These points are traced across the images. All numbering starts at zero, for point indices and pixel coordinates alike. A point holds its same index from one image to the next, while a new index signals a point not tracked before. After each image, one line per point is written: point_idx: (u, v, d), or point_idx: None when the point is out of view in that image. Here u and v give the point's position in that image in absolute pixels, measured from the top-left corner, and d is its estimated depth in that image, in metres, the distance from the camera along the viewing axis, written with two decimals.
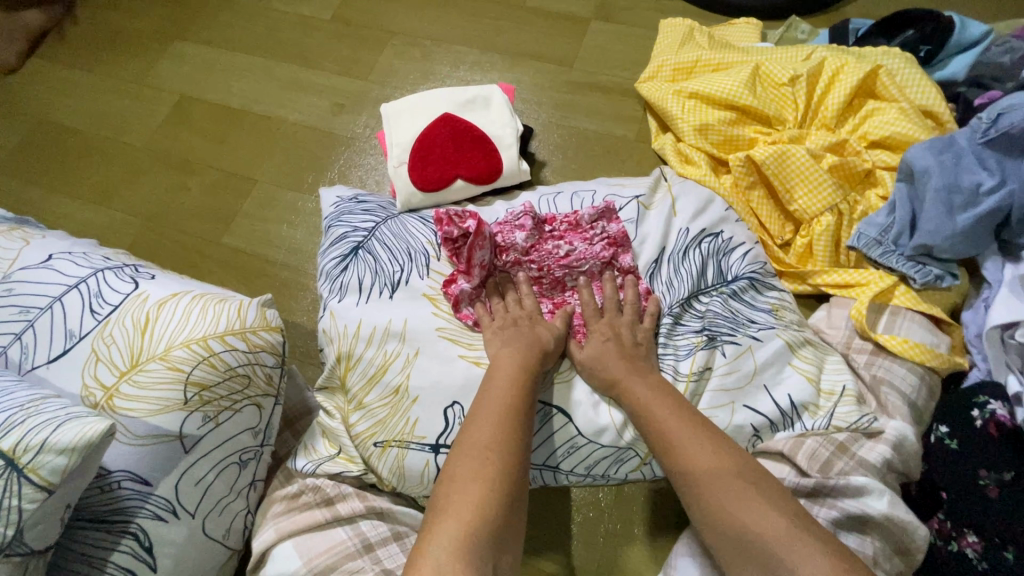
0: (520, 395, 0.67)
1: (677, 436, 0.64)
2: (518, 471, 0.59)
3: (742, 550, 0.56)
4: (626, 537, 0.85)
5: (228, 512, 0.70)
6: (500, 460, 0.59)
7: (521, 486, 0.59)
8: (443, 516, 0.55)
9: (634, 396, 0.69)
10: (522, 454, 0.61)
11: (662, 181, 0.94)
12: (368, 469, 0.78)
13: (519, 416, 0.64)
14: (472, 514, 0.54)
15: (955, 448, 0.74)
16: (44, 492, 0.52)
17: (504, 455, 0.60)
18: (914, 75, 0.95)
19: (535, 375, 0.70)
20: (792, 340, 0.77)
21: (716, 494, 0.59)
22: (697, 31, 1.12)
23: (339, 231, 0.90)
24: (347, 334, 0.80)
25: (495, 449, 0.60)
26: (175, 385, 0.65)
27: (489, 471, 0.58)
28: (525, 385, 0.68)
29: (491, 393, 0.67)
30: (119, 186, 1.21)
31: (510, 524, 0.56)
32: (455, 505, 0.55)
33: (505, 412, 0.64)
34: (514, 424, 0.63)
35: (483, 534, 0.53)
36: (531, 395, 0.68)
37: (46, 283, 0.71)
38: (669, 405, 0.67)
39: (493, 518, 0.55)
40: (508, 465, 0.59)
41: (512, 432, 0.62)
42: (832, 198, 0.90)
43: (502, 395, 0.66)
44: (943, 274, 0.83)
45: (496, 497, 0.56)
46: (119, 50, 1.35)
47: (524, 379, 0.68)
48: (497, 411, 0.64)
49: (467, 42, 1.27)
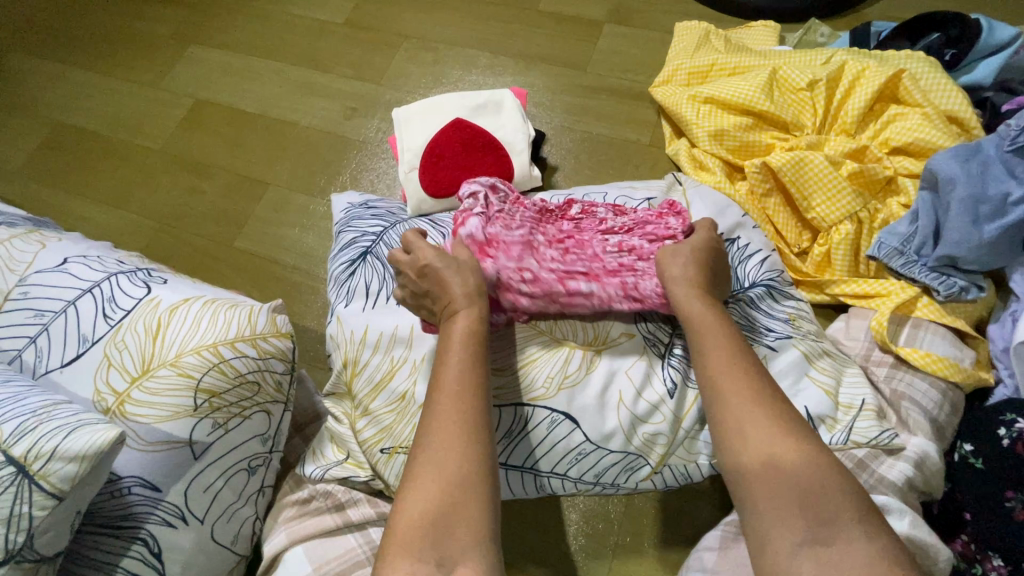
0: (466, 370, 0.62)
1: (734, 379, 0.60)
2: (455, 452, 0.56)
3: (789, 502, 0.52)
4: (636, 550, 0.84)
5: (237, 518, 0.70)
6: (434, 452, 0.57)
7: (466, 463, 0.56)
8: (395, 521, 0.55)
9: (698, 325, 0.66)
10: (466, 431, 0.58)
11: (676, 186, 0.92)
12: (375, 475, 0.77)
13: (465, 397, 0.60)
14: (416, 514, 0.54)
15: (981, 466, 0.70)
16: (55, 499, 0.52)
17: (437, 443, 0.57)
18: (939, 79, 0.92)
19: (477, 339, 0.65)
20: (810, 352, 0.74)
21: (768, 439, 0.56)
22: (712, 35, 1.11)
23: (349, 236, 0.90)
24: (353, 340, 0.80)
25: (431, 438, 0.58)
26: (186, 392, 0.65)
27: (428, 467, 0.56)
28: (472, 359, 0.63)
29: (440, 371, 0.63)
30: (134, 188, 1.22)
31: (458, 516, 0.53)
32: (402, 509, 0.55)
33: (442, 391, 0.61)
34: (458, 406, 0.59)
35: (422, 535, 0.53)
36: (476, 364, 0.63)
37: (61, 288, 0.72)
38: (731, 347, 0.63)
39: (437, 515, 0.53)
40: (452, 453, 0.56)
41: (453, 413, 0.59)
42: (851, 206, 0.88)
43: (449, 373, 0.62)
44: (969, 286, 0.81)
45: (436, 493, 0.54)
46: (136, 54, 1.36)
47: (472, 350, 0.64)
48: (441, 397, 0.60)
49: (480, 46, 1.26)
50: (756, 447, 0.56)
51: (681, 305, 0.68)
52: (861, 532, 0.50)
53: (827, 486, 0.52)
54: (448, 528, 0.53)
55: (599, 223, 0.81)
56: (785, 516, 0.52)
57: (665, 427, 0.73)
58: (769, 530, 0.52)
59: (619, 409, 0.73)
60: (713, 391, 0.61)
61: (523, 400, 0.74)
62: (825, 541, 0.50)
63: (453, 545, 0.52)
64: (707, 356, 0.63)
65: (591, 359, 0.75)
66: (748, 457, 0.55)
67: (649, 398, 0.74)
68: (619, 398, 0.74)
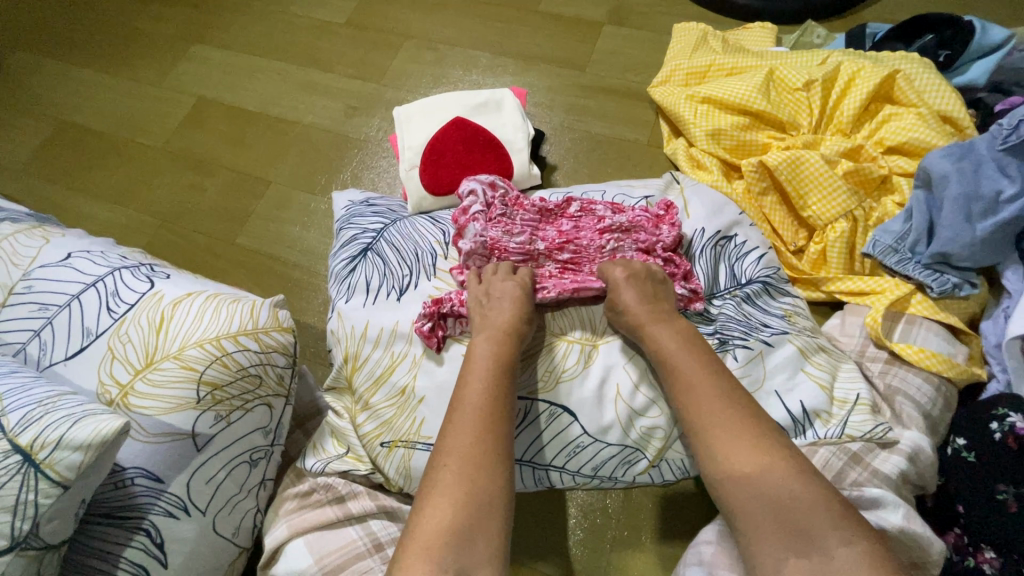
0: (493, 387, 0.65)
1: (714, 400, 0.62)
2: (485, 469, 0.58)
3: (767, 520, 0.54)
4: (634, 544, 0.85)
5: (238, 511, 0.71)
6: (463, 465, 0.58)
7: (495, 481, 0.58)
8: (413, 528, 0.55)
9: (664, 353, 0.68)
10: (496, 449, 0.60)
11: (674, 184, 0.93)
12: (375, 469, 0.78)
13: (494, 415, 0.62)
14: (437, 523, 0.55)
15: (974, 461, 0.71)
16: (60, 487, 0.52)
17: (468, 457, 0.59)
18: (933, 80, 0.93)
19: (512, 364, 0.69)
20: (805, 347, 0.75)
21: (746, 458, 0.57)
22: (710, 36, 1.12)
23: (350, 232, 0.91)
24: (354, 335, 0.81)
25: (461, 451, 0.59)
26: (188, 385, 0.66)
27: (455, 478, 0.57)
28: (499, 377, 0.66)
29: (465, 387, 0.66)
30: (136, 186, 1.23)
31: (481, 528, 0.55)
32: (422, 517, 0.56)
33: (473, 407, 0.63)
34: (484, 421, 0.62)
35: (445, 543, 0.53)
36: (508, 388, 0.66)
37: (65, 282, 0.72)
38: (707, 367, 0.65)
39: (460, 525, 0.55)
40: (478, 465, 0.58)
41: (485, 428, 0.61)
42: (847, 204, 0.89)
43: (475, 390, 0.65)
44: (962, 282, 0.82)
45: (462, 504, 0.56)
46: (138, 53, 1.37)
47: (499, 369, 0.67)
48: (473, 411, 0.63)
49: (480, 46, 1.27)
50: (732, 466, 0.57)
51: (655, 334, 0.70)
52: (840, 540, 0.52)
53: (804, 503, 0.54)
54: (471, 537, 0.54)
55: (597, 221, 0.84)
56: (765, 533, 0.54)
57: (662, 420, 0.74)
58: (764, 539, 0.54)
59: (616, 403, 0.75)
60: (693, 412, 0.62)
61: (523, 394, 0.75)
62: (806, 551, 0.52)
63: (472, 554, 0.53)
64: (684, 378, 0.65)
65: (589, 354, 0.77)
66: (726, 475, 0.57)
67: (646, 392, 0.75)
68: (616, 392, 0.75)
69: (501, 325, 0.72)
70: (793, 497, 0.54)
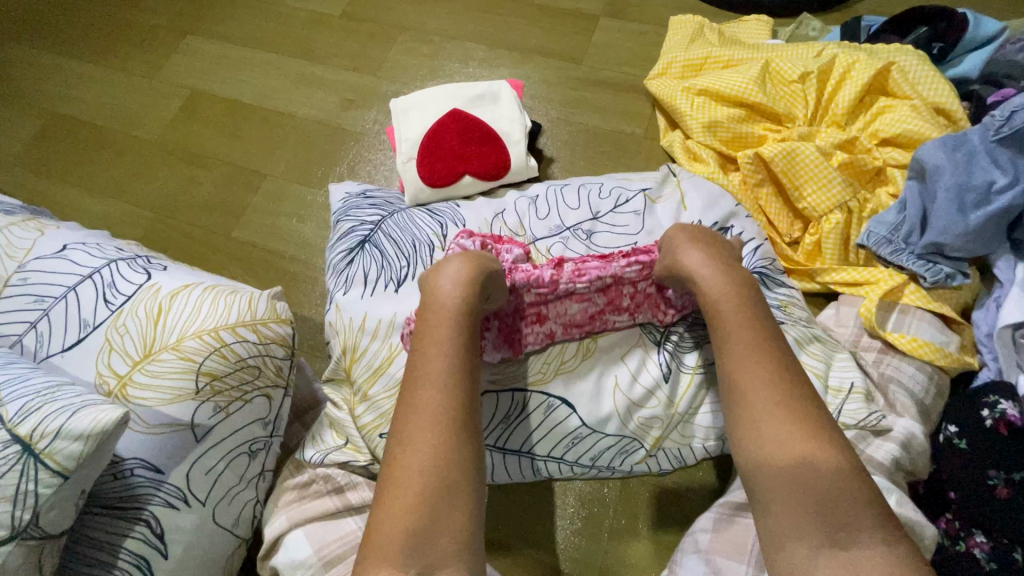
0: (447, 375, 0.62)
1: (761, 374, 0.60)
2: (441, 463, 0.57)
3: (803, 502, 0.54)
4: (632, 533, 0.85)
5: (238, 501, 0.71)
6: (419, 460, 0.57)
7: (452, 474, 0.57)
8: (375, 526, 0.56)
9: (717, 309, 0.65)
10: (451, 440, 0.59)
11: (670, 177, 0.94)
12: (374, 459, 0.79)
13: (447, 405, 0.60)
14: (398, 521, 0.55)
15: (965, 447, 0.72)
16: (60, 477, 0.52)
17: (421, 451, 0.58)
18: (927, 72, 0.93)
19: (466, 339, 0.64)
20: (801, 337, 0.76)
21: (790, 437, 0.56)
22: (706, 28, 1.12)
23: (347, 225, 0.91)
24: (352, 327, 0.81)
25: (414, 444, 0.58)
26: (187, 375, 0.66)
27: (410, 474, 0.57)
28: (453, 360, 0.63)
29: (419, 375, 0.62)
30: (130, 179, 1.22)
31: (438, 528, 0.55)
32: (383, 516, 0.56)
33: (427, 394, 0.61)
34: (437, 414, 0.60)
35: (404, 543, 0.54)
36: (462, 368, 0.63)
37: (61, 274, 0.72)
38: (759, 332, 0.63)
39: (422, 524, 0.55)
40: (432, 462, 0.57)
41: (437, 418, 0.59)
42: (841, 196, 0.90)
43: (429, 379, 0.61)
44: (954, 273, 0.82)
45: (418, 502, 0.56)
46: (131, 45, 1.36)
47: (451, 348, 0.63)
48: (424, 399, 0.60)
49: (477, 39, 1.27)
50: (778, 445, 0.57)
51: (709, 292, 0.66)
52: (876, 536, 0.52)
53: (841, 487, 0.54)
54: (431, 536, 0.55)
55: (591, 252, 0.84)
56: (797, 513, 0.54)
57: (660, 411, 0.75)
58: (782, 523, 0.54)
59: (615, 394, 0.75)
60: (740, 380, 0.61)
61: (521, 385, 0.75)
62: (845, 543, 0.52)
63: (435, 550, 0.54)
64: (730, 345, 0.63)
65: (588, 347, 0.77)
66: (771, 451, 0.57)
67: (644, 383, 0.75)
68: (614, 383, 0.76)
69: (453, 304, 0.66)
70: (831, 482, 0.54)
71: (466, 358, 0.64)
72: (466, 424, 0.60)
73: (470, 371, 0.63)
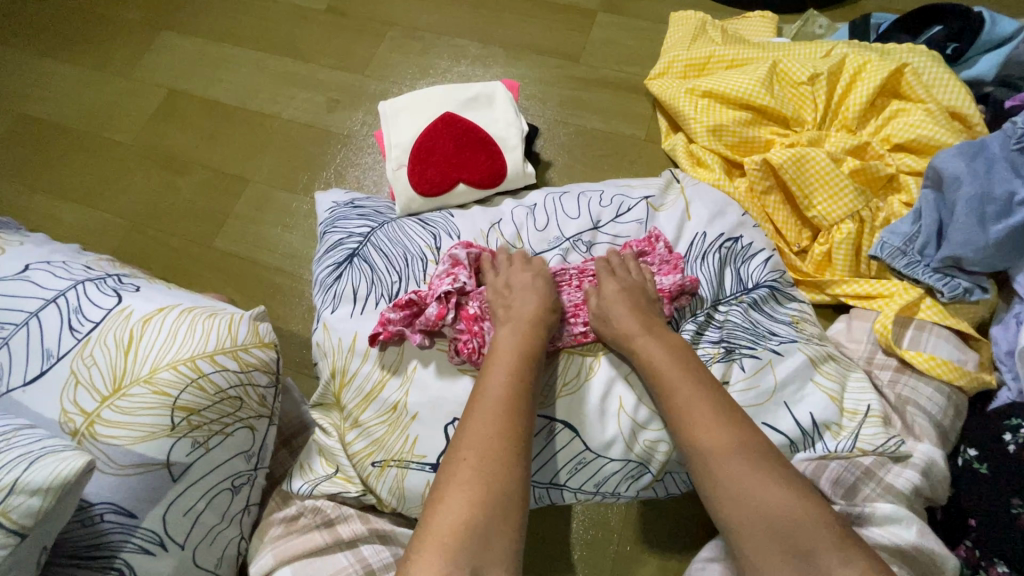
0: (516, 381, 0.63)
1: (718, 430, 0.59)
2: (507, 468, 0.56)
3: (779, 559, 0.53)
4: (636, 559, 0.82)
5: (220, 540, 0.67)
6: (484, 459, 0.56)
7: (516, 482, 0.56)
8: (430, 521, 0.53)
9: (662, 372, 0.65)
10: (517, 449, 0.58)
11: (674, 183, 0.89)
12: (367, 489, 0.74)
13: (514, 409, 0.60)
14: (453, 517, 0.53)
15: (986, 473, 0.70)
16: (17, 537, 0.48)
17: (486, 453, 0.57)
18: (941, 74, 0.90)
19: (535, 361, 0.66)
20: (815, 356, 0.72)
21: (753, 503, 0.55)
22: (709, 25, 1.07)
23: (334, 237, 0.86)
24: (341, 348, 0.76)
25: (480, 445, 0.57)
26: (161, 411, 0.61)
27: (474, 473, 0.55)
28: (523, 370, 0.64)
29: (487, 380, 0.63)
30: (104, 184, 1.15)
31: (497, 531, 0.52)
32: (437, 515, 0.53)
33: (495, 401, 0.61)
34: (503, 422, 0.59)
35: (462, 539, 0.51)
36: (530, 385, 0.63)
37: (22, 298, 0.66)
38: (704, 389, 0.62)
39: (477, 524, 0.52)
40: (495, 464, 0.56)
41: (505, 425, 0.59)
42: (853, 204, 0.86)
43: (499, 383, 0.62)
44: (973, 287, 0.79)
45: (479, 502, 0.54)
46: (103, 41, 1.28)
47: (520, 367, 0.64)
48: (489, 407, 0.60)
49: (469, 36, 1.21)
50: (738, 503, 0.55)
51: (654, 362, 0.66)
52: None
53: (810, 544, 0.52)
54: (486, 537, 0.52)
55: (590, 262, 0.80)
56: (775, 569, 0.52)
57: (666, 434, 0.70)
58: None
59: (619, 416, 0.71)
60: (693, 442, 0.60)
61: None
62: None
63: (487, 554, 0.51)
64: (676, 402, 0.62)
65: (590, 366, 0.73)
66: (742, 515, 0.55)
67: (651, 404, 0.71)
68: (619, 406, 0.71)
69: (526, 319, 0.69)
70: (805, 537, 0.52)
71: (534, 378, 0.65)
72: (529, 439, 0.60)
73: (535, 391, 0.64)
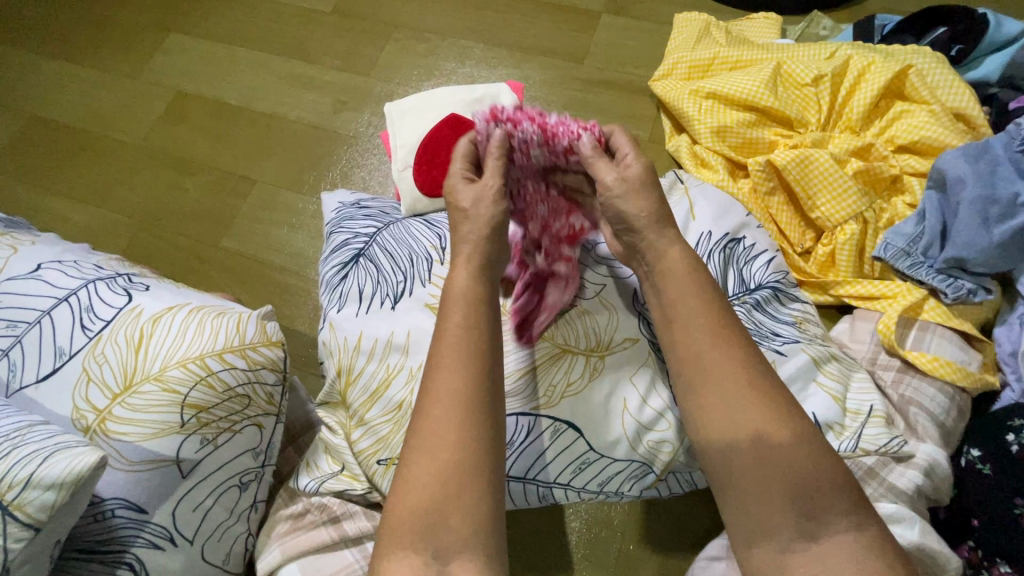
0: (464, 340, 0.58)
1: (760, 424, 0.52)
2: (458, 437, 0.53)
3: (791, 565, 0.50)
4: (639, 557, 0.83)
5: (228, 536, 0.68)
6: (433, 433, 0.54)
7: (469, 450, 0.53)
8: (392, 504, 0.53)
9: (703, 347, 0.56)
10: (468, 416, 0.54)
11: (678, 184, 0.90)
12: (372, 488, 0.75)
13: (462, 372, 0.56)
14: (413, 499, 0.52)
15: (990, 473, 0.69)
16: (31, 530, 0.49)
17: (437, 425, 0.54)
18: (945, 75, 0.90)
19: (484, 313, 0.60)
20: (818, 356, 0.72)
21: None
22: (713, 27, 1.08)
23: (341, 237, 0.87)
24: (347, 347, 0.77)
25: (429, 418, 0.54)
26: (171, 408, 0.62)
27: (424, 448, 0.53)
28: (475, 327, 0.59)
29: (439, 342, 0.59)
30: (113, 184, 1.17)
31: (451, 507, 0.51)
32: (398, 500, 0.52)
33: (443, 367, 0.56)
34: (451, 390, 0.55)
35: (417, 522, 0.51)
36: (479, 342, 0.58)
37: (35, 297, 0.67)
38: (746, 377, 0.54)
39: (432, 504, 0.51)
40: (444, 436, 0.53)
41: (452, 394, 0.55)
42: (857, 205, 0.86)
43: (448, 345, 0.58)
44: (977, 288, 0.79)
45: (433, 481, 0.52)
46: (112, 42, 1.30)
47: (468, 324, 0.59)
48: (438, 373, 0.56)
49: (474, 38, 1.22)
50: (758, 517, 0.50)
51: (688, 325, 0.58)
52: None
53: None
54: (444, 517, 0.50)
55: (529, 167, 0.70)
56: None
57: (670, 434, 0.71)
58: None
59: (624, 417, 0.72)
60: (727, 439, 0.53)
61: (526, 409, 0.72)
62: None
63: (446, 535, 0.50)
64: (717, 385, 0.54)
65: (594, 366, 0.73)
66: None
67: (654, 405, 0.72)
68: (624, 406, 0.72)
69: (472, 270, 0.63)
70: None
71: (483, 331, 0.59)
72: (485, 397, 0.55)
73: (490, 343, 0.59)
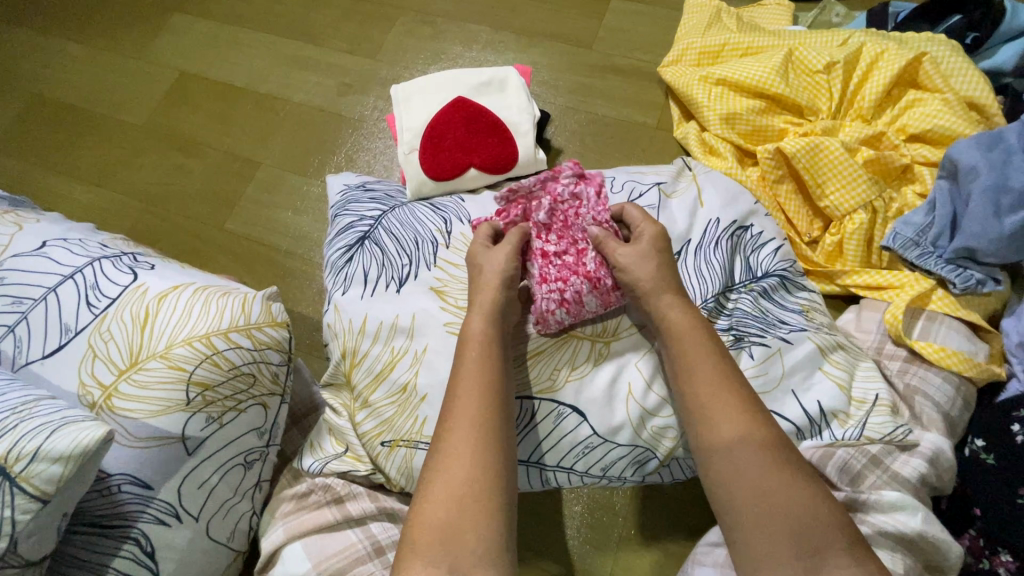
0: (483, 372, 0.61)
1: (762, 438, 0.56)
2: (479, 461, 0.55)
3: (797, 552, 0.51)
4: (641, 543, 0.83)
5: (233, 514, 0.68)
6: (453, 455, 0.56)
7: (487, 473, 0.55)
8: (411, 521, 0.54)
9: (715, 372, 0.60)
10: (489, 439, 0.57)
11: (685, 171, 0.87)
12: (376, 469, 0.75)
13: (482, 401, 0.59)
14: (430, 515, 0.53)
15: (992, 462, 0.71)
16: (39, 502, 0.49)
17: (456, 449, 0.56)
18: (960, 64, 0.89)
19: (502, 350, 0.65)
20: (824, 344, 0.72)
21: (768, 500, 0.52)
22: (725, 13, 1.06)
23: (346, 220, 0.86)
24: (352, 330, 0.77)
25: (450, 442, 0.57)
26: (177, 385, 0.62)
27: (444, 471, 0.55)
28: (491, 361, 0.63)
29: (459, 374, 0.62)
30: (118, 165, 1.16)
31: (467, 523, 0.52)
32: (416, 516, 0.54)
33: (465, 397, 0.59)
34: (471, 418, 0.58)
35: (436, 537, 0.52)
36: (498, 374, 0.62)
37: (40, 273, 0.67)
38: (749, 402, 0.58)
39: (447, 520, 0.52)
40: (464, 459, 0.55)
41: (474, 419, 0.58)
42: (866, 194, 0.85)
43: (467, 376, 0.61)
44: (986, 279, 0.79)
45: (450, 498, 0.54)
46: (116, 22, 1.29)
47: (486, 357, 0.63)
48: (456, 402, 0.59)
49: (481, 21, 1.20)
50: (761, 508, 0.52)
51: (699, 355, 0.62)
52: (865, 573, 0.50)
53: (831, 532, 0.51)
54: (461, 531, 0.52)
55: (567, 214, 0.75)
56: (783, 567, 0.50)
57: (675, 420, 0.71)
58: None
59: (628, 402, 0.71)
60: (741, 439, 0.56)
61: (530, 393, 0.72)
62: None
63: (464, 548, 0.51)
64: (727, 402, 0.58)
65: (599, 351, 0.73)
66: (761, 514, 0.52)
67: (659, 391, 0.72)
68: (629, 390, 0.72)
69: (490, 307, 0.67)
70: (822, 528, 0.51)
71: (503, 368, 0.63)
72: (504, 429, 0.59)
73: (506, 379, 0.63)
